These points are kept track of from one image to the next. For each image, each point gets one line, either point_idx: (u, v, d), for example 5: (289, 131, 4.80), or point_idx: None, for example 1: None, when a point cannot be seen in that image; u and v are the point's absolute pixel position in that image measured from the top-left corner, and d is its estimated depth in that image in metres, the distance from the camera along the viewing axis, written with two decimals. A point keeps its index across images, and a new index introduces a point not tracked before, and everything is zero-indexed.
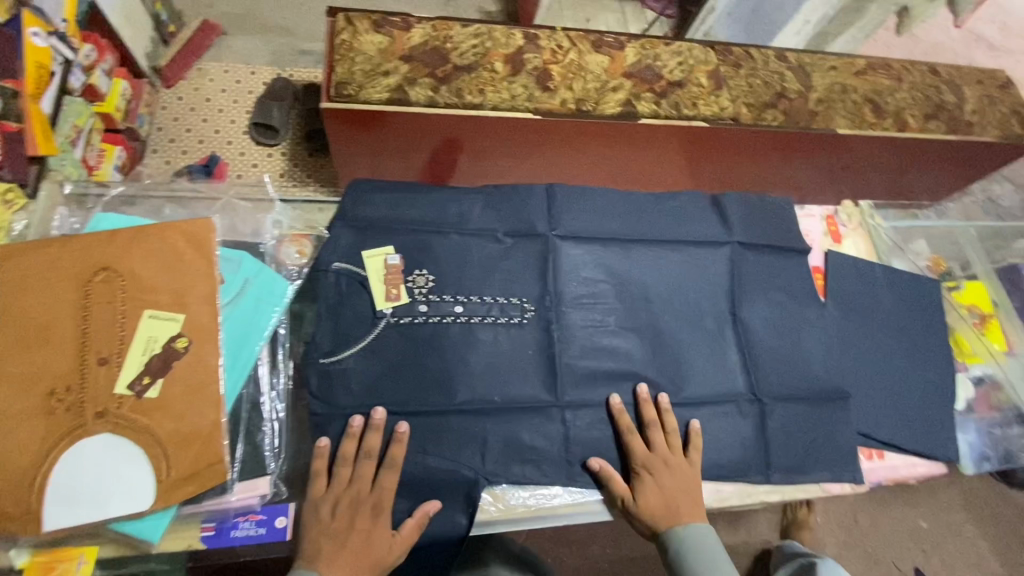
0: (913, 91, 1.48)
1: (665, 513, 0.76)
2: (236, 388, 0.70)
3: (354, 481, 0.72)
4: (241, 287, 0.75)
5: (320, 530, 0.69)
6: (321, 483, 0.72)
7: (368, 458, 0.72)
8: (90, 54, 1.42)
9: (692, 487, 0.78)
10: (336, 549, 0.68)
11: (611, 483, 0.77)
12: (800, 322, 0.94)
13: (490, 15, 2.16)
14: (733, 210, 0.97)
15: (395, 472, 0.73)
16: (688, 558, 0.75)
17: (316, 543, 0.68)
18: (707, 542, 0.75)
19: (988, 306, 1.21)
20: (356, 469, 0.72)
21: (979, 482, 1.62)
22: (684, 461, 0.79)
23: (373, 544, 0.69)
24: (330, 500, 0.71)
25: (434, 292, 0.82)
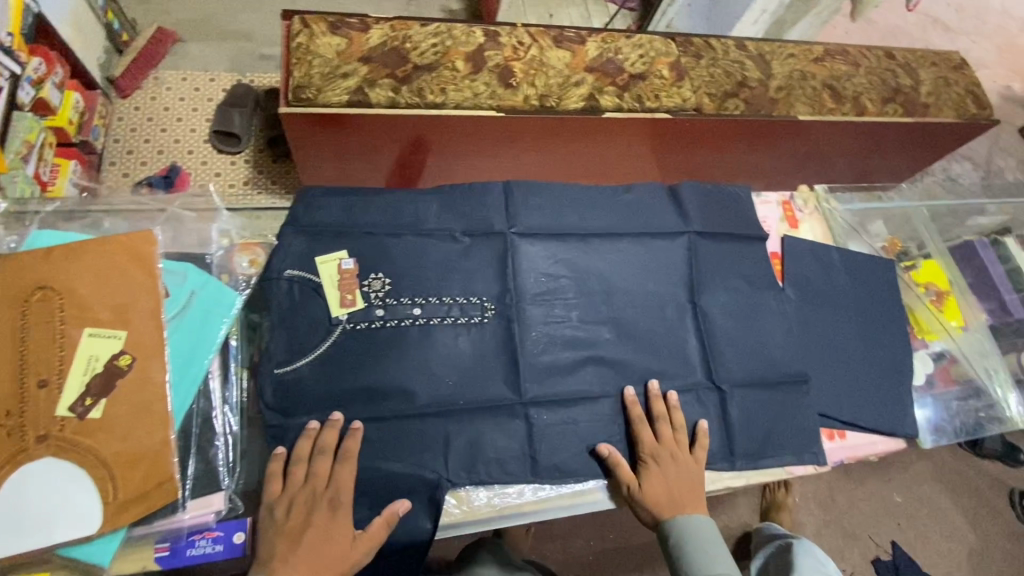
0: (870, 76, 1.52)
1: (668, 504, 0.78)
2: (186, 404, 0.68)
3: (309, 480, 0.70)
4: (187, 300, 0.73)
5: (277, 531, 0.67)
6: (277, 486, 0.71)
7: (323, 454, 0.71)
8: (39, 67, 1.37)
9: (695, 483, 0.80)
10: (291, 550, 0.66)
11: (620, 470, 0.79)
12: (762, 307, 0.95)
13: (454, 13, 2.14)
14: (689, 200, 0.98)
15: (351, 466, 0.72)
16: (688, 548, 0.78)
17: (271, 543, 0.67)
18: (705, 534, 0.79)
19: (944, 284, 1.23)
20: (311, 467, 0.71)
21: (950, 454, 1.67)
22: (690, 457, 0.81)
23: (333, 541, 0.68)
24: (284, 502, 0.69)
25: (390, 295, 0.81)
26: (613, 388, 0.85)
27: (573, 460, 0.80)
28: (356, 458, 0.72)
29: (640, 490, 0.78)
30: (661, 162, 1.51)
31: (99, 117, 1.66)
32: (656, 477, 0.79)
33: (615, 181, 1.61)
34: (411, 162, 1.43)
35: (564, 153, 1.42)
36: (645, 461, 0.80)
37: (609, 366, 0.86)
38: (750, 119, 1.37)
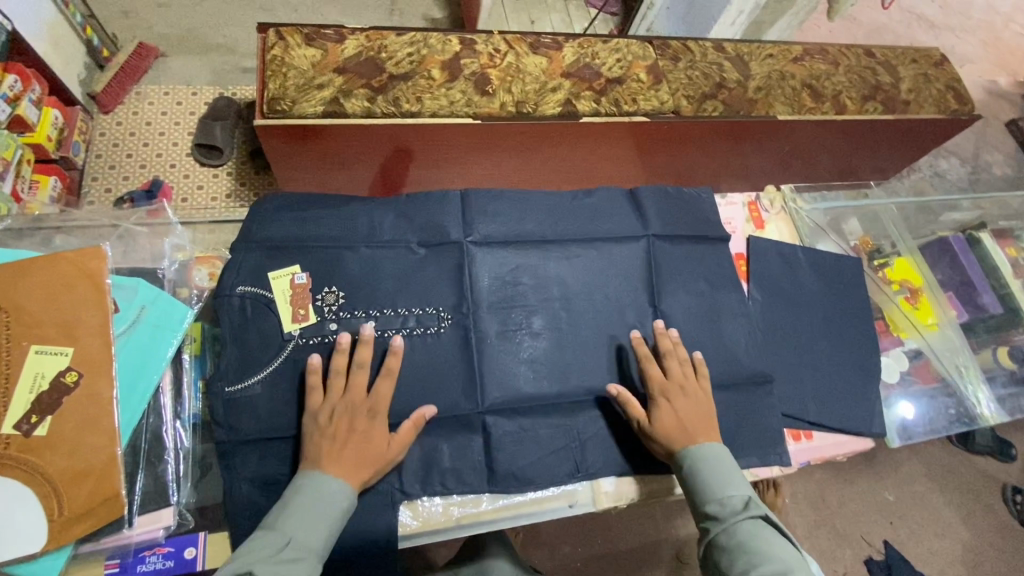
0: (849, 74, 1.52)
1: (680, 434, 0.78)
2: (134, 420, 0.68)
3: (348, 391, 0.74)
4: (137, 315, 0.73)
5: (321, 438, 0.71)
6: (316, 397, 0.74)
7: (361, 369, 0.75)
8: (15, 85, 1.40)
9: (705, 412, 0.81)
10: (337, 451, 0.70)
11: (626, 403, 0.81)
12: (726, 308, 0.96)
13: (437, 22, 2.14)
14: (648, 204, 0.99)
15: (391, 381, 0.75)
16: (702, 474, 0.75)
17: (317, 445, 0.71)
18: (720, 461, 0.76)
19: (918, 281, 1.23)
20: (349, 381, 0.75)
21: (940, 450, 1.66)
22: (699, 387, 0.82)
23: (373, 444, 0.72)
24: (326, 409, 0.73)
25: (344, 309, 0.82)
26: (573, 390, 0.85)
27: (529, 468, 0.80)
28: (396, 375, 0.76)
29: (651, 421, 0.79)
30: (644, 165, 1.52)
31: (78, 133, 1.65)
32: (665, 408, 0.80)
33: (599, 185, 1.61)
34: (395, 173, 1.44)
35: (544, 158, 1.43)
36: (653, 395, 0.81)
37: (568, 370, 0.86)
38: (727, 119, 1.37)
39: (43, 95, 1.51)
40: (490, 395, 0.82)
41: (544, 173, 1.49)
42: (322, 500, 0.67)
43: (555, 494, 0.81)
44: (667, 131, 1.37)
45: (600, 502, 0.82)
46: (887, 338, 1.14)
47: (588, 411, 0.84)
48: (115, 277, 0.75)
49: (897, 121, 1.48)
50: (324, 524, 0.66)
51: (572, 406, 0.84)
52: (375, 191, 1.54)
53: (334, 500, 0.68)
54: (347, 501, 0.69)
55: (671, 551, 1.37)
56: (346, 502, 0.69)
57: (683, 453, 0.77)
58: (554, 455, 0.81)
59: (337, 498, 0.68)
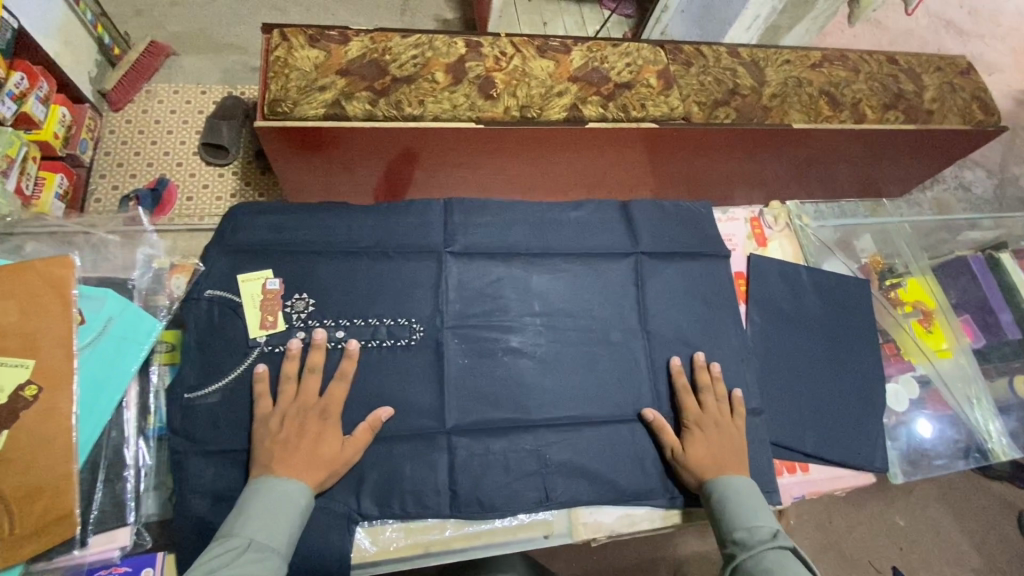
0: (870, 82, 1.45)
1: (713, 465, 0.79)
2: (94, 437, 0.67)
3: (299, 395, 0.75)
4: (103, 327, 0.71)
5: (272, 441, 0.72)
6: (266, 404, 0.75)
7: (312, 373, 0.77)
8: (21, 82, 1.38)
9: (737, 448, 0.81)
10: (289, 451, 0.71)
11: (661, 430, 0.82)
12: (716, 329, 0.92)
13: (447, 23, 2.09)
14: (641, 222, 0.98)
15: (344, 384, 0.77)
16: (731, 504, 0.75)
17: (269, 451, 0.71)
18: (749, 494, 0.77)
19: (931, 304, 1.16)
20: (301, 385, 0.76)
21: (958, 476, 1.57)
22: (733, 424, 0.83)
23: (326, 446, 0.72)
24: (277, 415, 0.74)
25: (313, 317, 0.82)
26: (550, 409, 0.83)
27: (495, 494, 0.78)
28: (348, 378, 0.78)
29: (684, 449, 0.80)
30: (657, 171, 1.47)
31: (87, 131, 1.64)
32: (699, 438, 0.81)
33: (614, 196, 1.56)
34: (399, 176, 1.41)
35: (551, 163, 1.39)
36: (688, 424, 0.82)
37: (552, 390, 0.85)
38: (742, 127, 1.31)
39: (50, 93, 1.50)
40: (461, 415, 0.81)
41: (551, 180, 1.45)
42: (278, 497, 0.68)
43: (530, 523, 0.79)
44: (679, 138, 1.32)
45: (578, 533, 0.79)
46: (894, 364, 1.08)
47: (564, 435, 0.82)
48: (83, 288, 0.73)
49: (921, 132, 1.41)
50: (283, 521, 0.67)
51: (549, 426, 0.83)
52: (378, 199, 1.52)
53: (291, 498, 0.68)
54: (305, 499, 0.70)
55: (668, 570, 1.32)
56: (304, 500, 0.69)
57: (713, 483, 0.78)
58: (524, 480, 0.79)
59: (292, 496, 0.68)
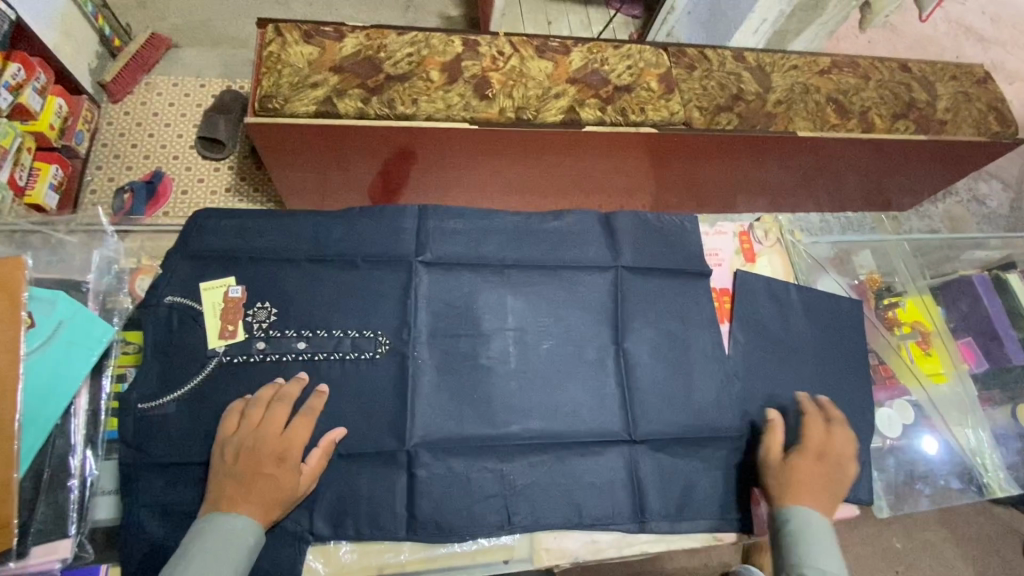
0: (880, 90, 1.39)
1: (794, 483, 0.75)
2: (37, 445, 0.65)
3: (264, 424, 0.71)
4: (53, 331, 0.70)
5: (226, 474, 0.67)
6: (232, 424, 0.72)
7: (281, 403, 0.73)
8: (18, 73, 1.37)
9: (838, 492, 0.75)
10: (242, 494, 0.66)
11: (770, 438, 0.81)
12: (691, 348, 0.90)
13: (451, 20, 2.05)
14: (624, 234, 0.95)
15: (310, 420, 0.73)
16: (798, 535, 0.71)
17: (220, 486, 0.67)
18: (822, 535, 0.71)
19: (930, 325, 1.11)
20: (268, 415, 0.72)
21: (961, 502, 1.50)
22: (848, 471, 0.78)
23: (282, 482, 0.68)
24: (234, 442, 0.70)
25: (274, 328, 0.81)
26: (517, 426, 0.80)
27: (455, 516, 0.75)
28: (316, 414, 0.74)
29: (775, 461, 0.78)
30: (659, 178, 1.44)
31: (83, 123, 1.62)
32: (802, 461, 0.77)
33: (611, 203, 1.54)
34: (395, 175, 1.37)
35: (546, 166, 1.35)
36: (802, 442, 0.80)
37: (524, 407, 0.82)
38: (744, 133, 1.27)
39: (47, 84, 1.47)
40: (422, 432, 0.78)
41: (546, 183, 1.42)
42: (225, 535, 0.63)
43: (490, 547, 0.76)
44: (678, 142, 1.28)
45: (540, 560, 0.77)
46: (885, 389, 1.03)
47: (529, 456, 0.79)
48: (33, 290, 0.71)
49: (933, 142, 1.35)
50: (230, 563, 0.62)
51: (518, 443, 0.80)
52: (372, 201, 1.49)
53: (241, 536, 0.64)
54: (255, 538, 0.65)
55: None
56: (253, 539, 0.65)
57: (785, 503, 0.74)
58: (486, 502, 0.76)
59: (240, 534, 0.64)
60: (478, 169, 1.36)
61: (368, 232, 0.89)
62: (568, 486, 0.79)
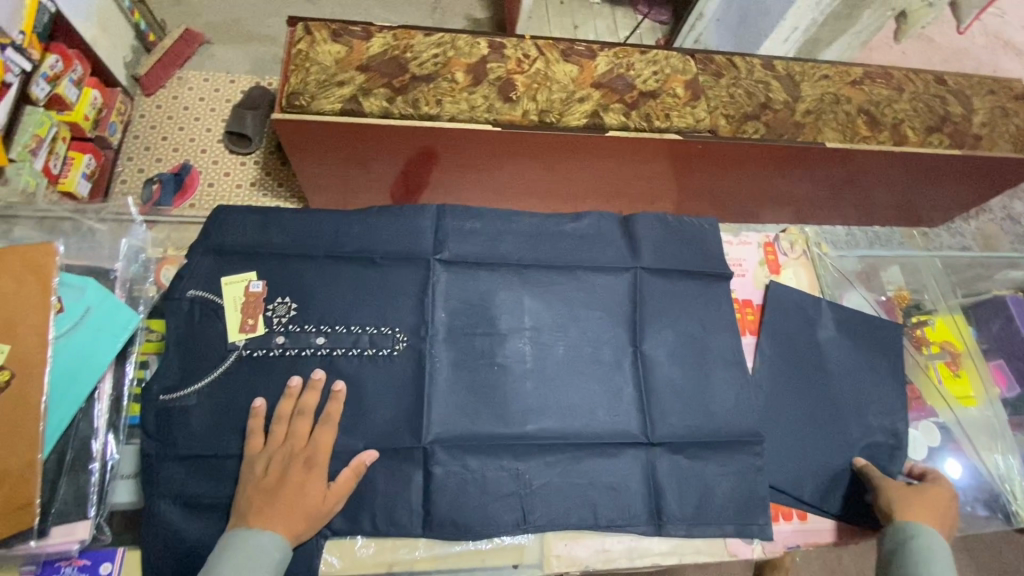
0: (914, 102, 1.35)
1: (916, 505, 0.76)
2: (61, 428, 0.67)
3: (289, 439, 0.73)
4: (82, 316, 0.71)
5: (255, 488, 0.69)
6: (257, 442, 0.73)
7: (303, 416, 0.74)
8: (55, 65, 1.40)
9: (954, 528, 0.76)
10: (269, 505, 0.67)
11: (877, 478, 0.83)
12: (710, 358, 0.89)
13: (477, 22, 2.06)
14: (644, 241, 0.94)
15: (332, 430, 0.74)
16: (921, 554, 0.71)
17: (250, 500, 0.68)
18: (945, 561, 0.71)
19: (960, 345, 1.08)
20: (292, 428, 0.73)
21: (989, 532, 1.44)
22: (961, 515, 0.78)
23: (308, 496, 0.69)
24: (263, 459, 0.71)
25: (294, 323, 0.82)
26: (532, 426, 0.80)
27: (468, 516, 0.75)
28: (335, 421, 0.74)
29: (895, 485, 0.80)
30: (681, 185, 1.42)
31: (117, 115, 1.65)
32: (925, 490, 0.79)
33: (631, 207, 1.53)
34: (417, 175, 1.38)
35: (568, 169, 1.34)
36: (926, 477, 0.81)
37: (540, 408, 0.81)
38: (771, 142, 1.25)
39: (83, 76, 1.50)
40: (436, 428, 0.77)
41: (568, 187, 1.41)
42: (252, 550, 0.64)
43: (501, 548, 0.75)
44: (703, 150, 1.26)
45: (551, 566, 0.76)
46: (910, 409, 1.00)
47: (544, 457, 0.78)
48: (65, 275, 0.72)
49: (968, 157, 1.31)
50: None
51: (533, 442, 0.79)
52: (394, 201, 1.50)
53: (268, 552, 0.64)
54: (280, 552, 0.66)
55: None
56: (279, 555, 0.65)
57: (905, 520, 0.75)
58: (501, 503, 0.76)
59: (266, 549, 0.64)
60: (499, 171, 1.35)
61: (389, 230, 0.90)
62: (580, 492, 0.78)
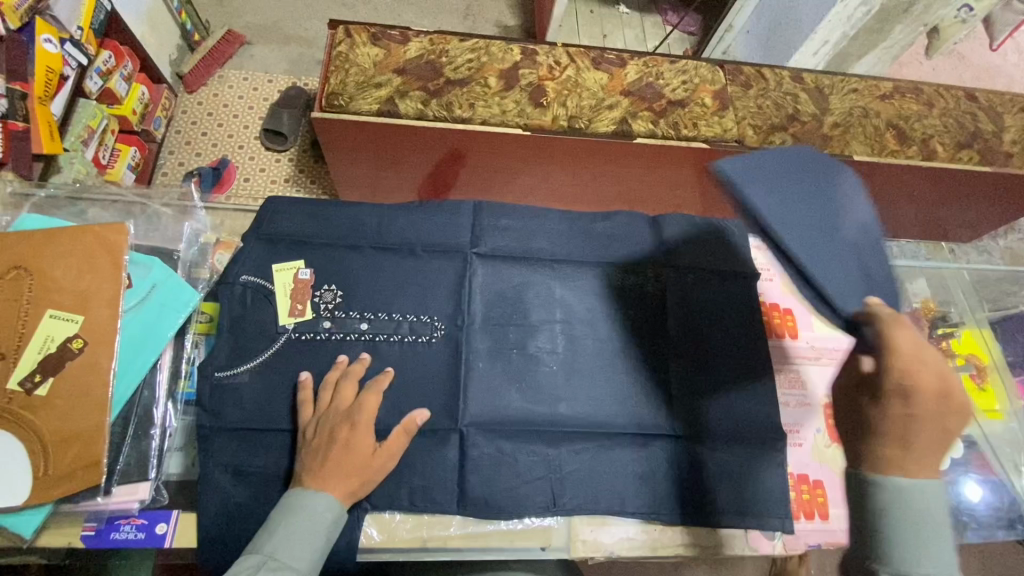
0: (944, 118, 1.36)
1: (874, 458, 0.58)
2: (126, 394, 0.72)
3: (335, 401, 0.77)
4: (147, 293, 0.77)
5: (302, 459, 0.73)
6: (306, 411, 0.77)
7: (348, 379, 0.79)
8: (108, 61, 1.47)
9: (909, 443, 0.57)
10: (320, 465, 0.71)
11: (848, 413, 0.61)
12: (734, 359, 0.90)
13: (508, 30, 2.11)
14: (675, 241, 0.98)
15: (376, 394, 0.77)
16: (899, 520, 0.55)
17: (297, 469, 0.73)
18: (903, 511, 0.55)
19: (986, 359, 1.08)
20: (338, 391, 0.78)
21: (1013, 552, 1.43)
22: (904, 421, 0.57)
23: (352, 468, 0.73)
24: (314, 422, 0.75)
25: (340, 309, 0.86)
26: (563, 410, 0.83)
27: (502, 496, 0.79)
28: (380, 386, 0.78)
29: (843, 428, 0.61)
30: (705, 196, 1.44)
31: (162, 109, 1.73)
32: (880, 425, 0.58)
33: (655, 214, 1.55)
34: (445, 175, 1.42)
35: (595, 174, 1.37)
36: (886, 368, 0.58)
37: (570, 395, 0.85)
38: (798, 154, 1.27)
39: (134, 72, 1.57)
40: (472, 406, 0.82)
41: (595, 192, 1.45)
42: (309, 512, 0.69)
43: (530, 530, 0.79)
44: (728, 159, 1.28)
45: (577, 550, 0.79)
46: None
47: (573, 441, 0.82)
48: (135, 254, 0.79)
49: (998, 174, 1.31)
50: (307, 539, 0.68)
51: (564, 425, 0.82)
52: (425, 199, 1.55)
53: (318, 514, 0.69)
54: (332, 513, 0.70)
55: None
56: (331, 515, 0.70)
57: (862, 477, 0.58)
58: (532, 486, 0.80)
59: (319, 510, 0.69)
60: (526, 174, 1.39)
61: (429, 226, 0.95)
62: (605, 479, 0.81)
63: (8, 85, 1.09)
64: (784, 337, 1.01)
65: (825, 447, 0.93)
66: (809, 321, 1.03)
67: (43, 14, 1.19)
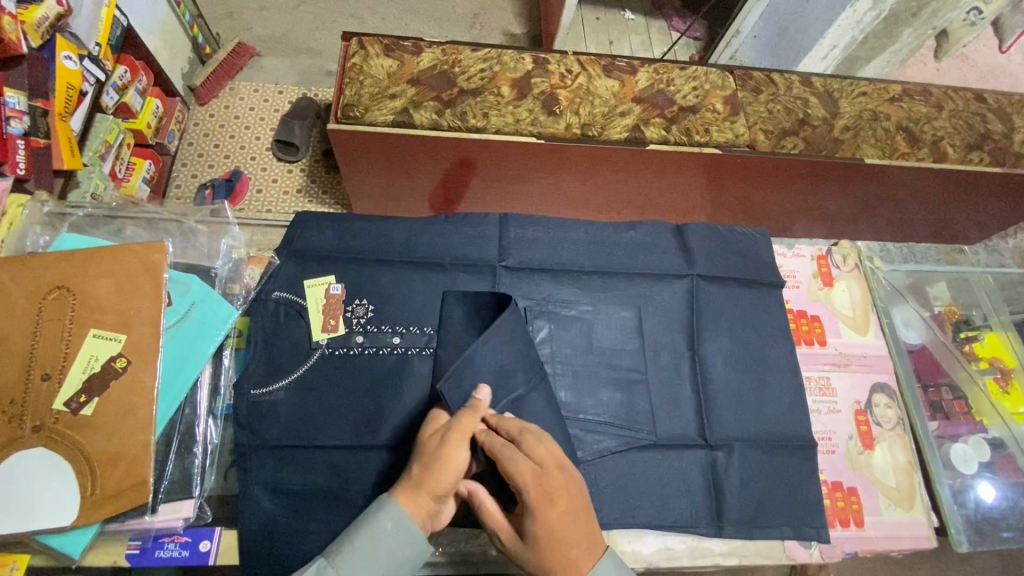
0: (954, 120, 1.37)
1: (554, 559, 0.60)
2: (169, 412, 0.73)
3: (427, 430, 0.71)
4: (186, 310, 0.78)
5: None
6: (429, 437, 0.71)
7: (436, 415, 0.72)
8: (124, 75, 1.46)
9: (574, 532, 0.61)
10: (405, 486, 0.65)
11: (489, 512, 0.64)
12: (748, 368, 0.94)
13: (514, 38, 2.12)
14: (697, 249, 1.00)
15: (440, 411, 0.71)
16: None
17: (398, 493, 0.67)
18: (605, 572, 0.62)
19: (1010, 362, 1.07)
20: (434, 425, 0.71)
21: None
22: (553, 517, 0.60)
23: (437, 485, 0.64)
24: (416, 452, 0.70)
25: (372, 323, 0.87)
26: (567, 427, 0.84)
27: None
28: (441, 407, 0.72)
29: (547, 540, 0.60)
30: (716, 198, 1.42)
31: (175, 122, 1.73)
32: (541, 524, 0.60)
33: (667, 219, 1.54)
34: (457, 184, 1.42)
35: (607, 181, 1.37)
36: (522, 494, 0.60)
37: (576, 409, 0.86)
38: (810, 157, 1.27)
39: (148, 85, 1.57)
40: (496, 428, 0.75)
41: (607, 198, 1.45)
42: (370, 524, 0.63)
43: None
44: (742, 165, 1.29)
45: None
46: (965, 423, 0.99)
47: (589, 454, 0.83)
48: (172, 272, 0.81)
49: (1010, 175, 1.31)
50: (358, 544, 0.63)
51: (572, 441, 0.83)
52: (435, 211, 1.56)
53: (375, 521, 0.63)
54: (392, 522, 0.63)
55: None
56: (389, 525, 0.63)
57: None
58: None
59: (378, 517, 0.63)
60: (539, 184, 1.40)
61: (456, 240, 0.96)
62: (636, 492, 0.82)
63: (29, 103, 1.09)
64: (812, 343, 1.02)
65: (857, 453, 0.94)
66: (836, 327, 1.03)
67: (64, 31, 1.18)
